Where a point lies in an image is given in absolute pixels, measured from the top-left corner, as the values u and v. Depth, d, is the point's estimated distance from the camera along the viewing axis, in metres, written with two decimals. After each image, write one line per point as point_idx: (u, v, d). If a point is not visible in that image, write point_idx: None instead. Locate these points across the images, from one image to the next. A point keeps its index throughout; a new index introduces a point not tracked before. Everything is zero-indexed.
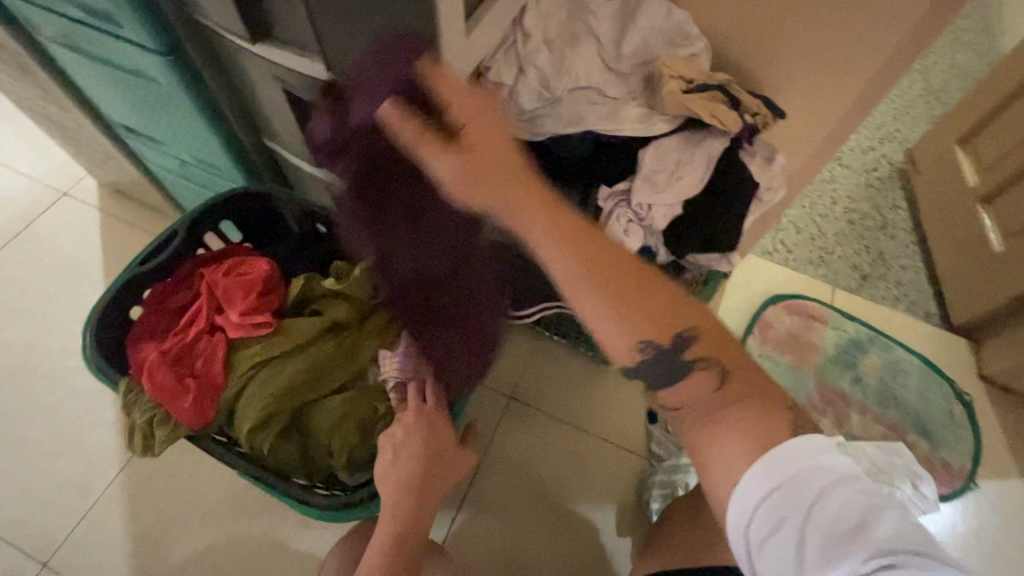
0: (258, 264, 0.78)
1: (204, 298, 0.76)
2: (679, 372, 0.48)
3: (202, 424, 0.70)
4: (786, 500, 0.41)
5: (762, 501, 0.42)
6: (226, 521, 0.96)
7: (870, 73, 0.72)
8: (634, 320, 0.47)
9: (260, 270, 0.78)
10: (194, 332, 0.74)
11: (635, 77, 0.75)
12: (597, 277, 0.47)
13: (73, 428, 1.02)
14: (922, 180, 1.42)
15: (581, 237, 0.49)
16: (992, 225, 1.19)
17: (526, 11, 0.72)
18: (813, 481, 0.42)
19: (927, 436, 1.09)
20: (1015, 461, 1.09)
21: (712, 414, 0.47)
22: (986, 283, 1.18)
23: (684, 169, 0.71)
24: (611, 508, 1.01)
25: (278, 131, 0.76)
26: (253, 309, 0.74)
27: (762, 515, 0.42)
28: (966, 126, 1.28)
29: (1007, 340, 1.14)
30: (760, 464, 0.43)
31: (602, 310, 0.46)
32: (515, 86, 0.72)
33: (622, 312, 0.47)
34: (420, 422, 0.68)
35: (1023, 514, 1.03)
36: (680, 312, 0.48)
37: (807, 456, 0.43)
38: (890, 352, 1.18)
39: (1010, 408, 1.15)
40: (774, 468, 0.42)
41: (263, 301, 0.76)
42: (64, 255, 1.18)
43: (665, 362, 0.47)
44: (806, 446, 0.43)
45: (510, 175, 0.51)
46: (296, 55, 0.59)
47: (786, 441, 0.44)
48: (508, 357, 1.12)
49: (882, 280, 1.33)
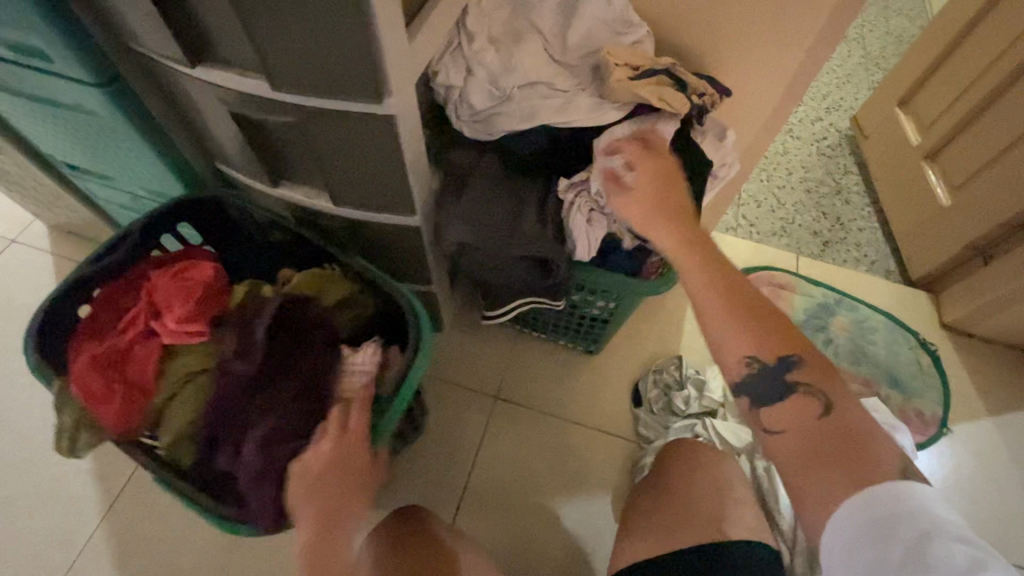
0: (205, 269, 0.73)
1: (146, 299, 0.71)
2: (783, 392, 0.55)
3: (127, 431, 0.66)
4: (876, 532, 0.45)
5: (849, 532, 0.46)
6: (218, 558, 0.94)
7: (806, 45, 0.75)
8: (761, 342, 0.57)
9: (205, 275, 0.73)
10: (132, 335, 0.69)
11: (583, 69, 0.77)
12: (743, 315, 0.58)
13: (46, 482, 0.98)
14: (869, 144, 1.48)
15: (726, 290, 0.60)
16: (938, 179, 1.25)
17: (468, 13, 0.72)
18: (908, 522, 0.44)
19: (899, 388, 1.13)
20: (983, 402, 1.14)
21: (809, 432, 0.52)
22: (938, 235, 1.23)
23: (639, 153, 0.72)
24: (606, 494, 1.02)
25: (228, 154, 0.75)
26: (195, 317, 0.71)
27: (853, 542, 0.45)
28: (905, 88, 1.34)
29: (963, 288, 1.20)
30: (854, 498, 0.46)
31: (739, 337, 0.57)
32: (466, 87, 0.72)
33: (756, 329, 0.58)
34: (333, 451, 0.64)
35: (994, 452, 1.08)
36: (786, 340, 0.57)
37: (905, 499, 0.45)
38: (857, 312, 1.22)
39: (973, 352, 1.21)
40: (867, 508, 0.46)
41: (207, 307, 0.72)
42: (18, 305, 1.13)
43: (774, 383, 0.56)
44: (904, 491, 0.46)
45: (678, 239, 0.65)
46: (238, 74, 0.58)
47: (885, 481, 0.47)
48: (490, 358, 1.13)
49: (842, 244, 1.37)
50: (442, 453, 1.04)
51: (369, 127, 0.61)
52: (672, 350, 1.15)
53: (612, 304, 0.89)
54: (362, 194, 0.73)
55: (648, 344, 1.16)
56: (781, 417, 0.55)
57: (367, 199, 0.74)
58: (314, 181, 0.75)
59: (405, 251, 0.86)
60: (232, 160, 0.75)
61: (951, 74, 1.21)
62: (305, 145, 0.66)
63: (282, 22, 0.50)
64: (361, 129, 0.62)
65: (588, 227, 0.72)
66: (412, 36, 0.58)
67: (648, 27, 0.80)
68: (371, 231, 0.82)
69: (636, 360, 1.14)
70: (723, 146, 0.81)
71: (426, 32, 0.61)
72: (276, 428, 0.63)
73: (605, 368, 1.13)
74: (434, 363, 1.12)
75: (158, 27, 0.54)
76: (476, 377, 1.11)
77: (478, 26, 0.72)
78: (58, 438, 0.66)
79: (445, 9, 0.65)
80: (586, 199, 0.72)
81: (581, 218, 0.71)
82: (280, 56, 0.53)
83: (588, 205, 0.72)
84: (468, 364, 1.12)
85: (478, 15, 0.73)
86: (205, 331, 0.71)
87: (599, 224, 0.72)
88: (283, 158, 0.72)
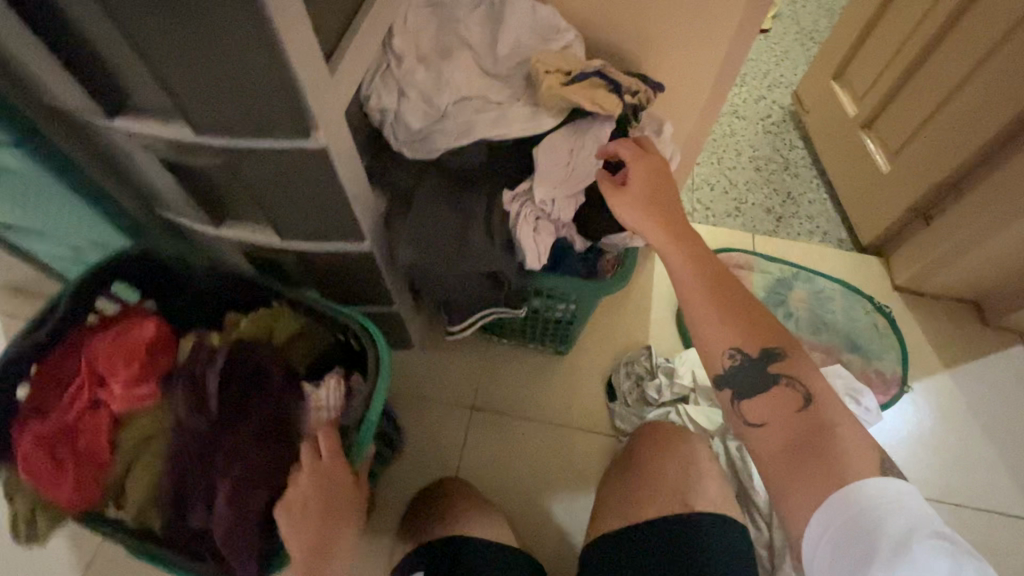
0: (143, 327, 0.70)
1: (84, 367, 0.68)
2: (767, 381, 0.62)
3: (84, 507, 0.64)
4: (854, 528, 0.52)
5: (829, 525, 0.53)
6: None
7: (729, 35, 0.77)
8: (737, 329, 0.64)
9: (144, 333, 0.70)
10: (75, 407, 0.67)
11: (515, 78, 0.77)
12: (726, 301, 0.65)
13: (14, 552, 0.95)
14: (810, 118, 1.52)
15: (712, 277, 0.66)
16: (876, 146, 1.30)
17: (394, 34, 0.72)
18: (885, 521, 0.51)
19: (860, 353, 1.18)
20: (938, 356, 1.19)
21: (786, 423, 0.60)
22: (882, 200, 1.28)
23: (579, 157, 0.73)
24: (590, 491, 1.03)
25: (164, 199, 0.73)
26: (138, 379, 0.68)
27: (832, 534, 0.53)
28: (837, 61, 1.38)
29: (910, 249, 1.25)
30: (838, 495, 0.54)
31: (722, 324, 0.64)
32: (399, 108, 0.72)
33: (731, 318, 0.64)
34: (315, 485, 0.63)
35: (952, 403, 1.13)
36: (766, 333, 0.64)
37: (883, 501, 0.52)
38: (813, 283, 1.26)
39: (925, 309, 1.26)
40: (847, 508, 0.53)
41: (150, 367, 0.69)
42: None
43: (757, 369, 0.63)
44: (886, 493, 0.53)
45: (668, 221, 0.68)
46: (158, 122, 0.57)
47: (868, 481, 0.54)
48: (462, 369, 1.12)
49: (795, 218, 1.41)
50: (423, 472, 1.03)
51: (302, 161, 0.61)
52: (641, 341, 1.17)
53: (573, 306, 0.90)
54: (307, 225, 0.72)
55: (617, 338, 1.17)
56: (764, 410, 0.62)
57: (314, 230, 0.73)
58: (257, 218, 0.74)
59: (360, 275, 0.85)
60: (169, 205, 0.74)
61: (878, 43, 1.25)
62: (241, 185, 0.66)
63: (195, 70, 0.50)
64: (295, 164, 0.61)
65: (537, 238, 0.72)
66: (334, 68, 0.58)
67: (576, 30, 0.81)
68: (325, 260, 0.81)
69: (607, 355, 1.16)
70: (661, 141, 0.83)
71: (349, 61, 0.61)
72: (243, 478, 0.62)
73: (577, 366, 1.14)
74: (407, 382, 1.11)
75: (68, 85, 0.53)
76: (451, 390, 1.10)
77: (406, 47, 0.73)
78: (16, 522, 0.65)
79: (368, 35, 0.65)
80: (532, 209, 0.72)
81: (528, 229, 0.71)
82: (199, 103, 0.53)
83: (534, 215, 0.72)
84: (441, 378, 1.11)
85: (404, 36, 0.73)
86: (152, 392, 0.68)
87: (547, 232, 0.73)
88: (223, 198, 0.71)
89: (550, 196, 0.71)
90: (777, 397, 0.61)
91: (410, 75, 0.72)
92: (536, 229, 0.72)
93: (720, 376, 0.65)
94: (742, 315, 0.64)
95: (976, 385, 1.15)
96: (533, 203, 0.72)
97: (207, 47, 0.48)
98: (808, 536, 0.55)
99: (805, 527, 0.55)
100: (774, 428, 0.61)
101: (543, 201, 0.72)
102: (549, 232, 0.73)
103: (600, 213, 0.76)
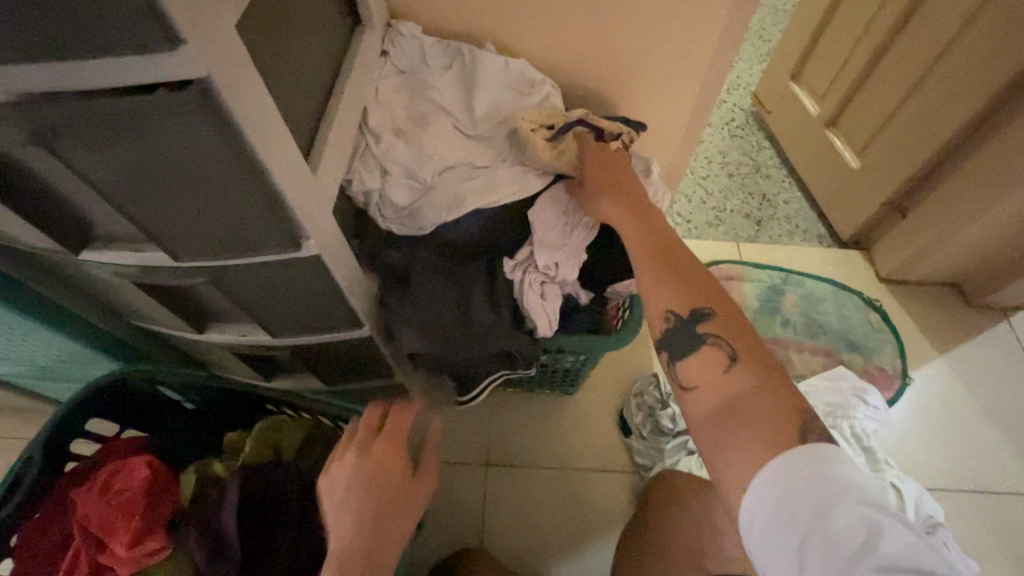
0: (137, 473, 0.64)
1: (77, 536, 0.62)
2: (698, 345, 0.53)
3: None
4: (797, 498, 0.42)
5: (770, 499, 0.43)
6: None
7: (705, 70, 0.77)
8: (680, 291, 0.56)
9: (140, 480, 0.64)
10: None
11: (497, 138, 0.75)
12: (664, 262, 0.58)
13: None
14: (774, 119, 1.54)
15: (655, 238, 0.61)
16: (843, 143, 1.32)
17: (368, 111, 0.69)
18: (829, 490, 0.42)
19: (857, 350, 1.19)
20: (930, 342, 1.21)
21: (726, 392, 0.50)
22: (855, 195, 1.30)
23: (575, 214, 0.71)
24: (620, 534, 1.01)
25: (140, 313, 0.68)
26: (145, 534, 0.62)
27: (773, 507, 0.43)
28: (793, 63, 1.41)
29: (890, 240, 1.27)
30: (779, 460, 0.44)
31: (659, 284, 0.57)
32: (384, 188, 0.68)
33: (672, 283, 0.57)
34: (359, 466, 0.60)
35: (951, 388, 1.15)
36: (704, 294, 0.55)
37: (829, 470, 0.43)
38: (803, 286, 1.27)
39: (911, 296, 1.28)
40: (788, 475, 0.43)
41: (153, 516, 0.63)
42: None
43: (690, 334, 0.54)
44: (828, 461, 0.43)
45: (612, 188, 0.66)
46: (131, 250, 0.53)
47: (810, 448, 0.44)
48: (470, 425, 1.09)
49: (774, 221, 1.43)
50: (444, 542, 0.99)
51: (292, 266, 0.57)
52: (645, 369, 1.16)
53: (581, 356, 0.87)
54: (301, 320, 0.68)
55: (621, 369, 1.15)
56: (695, 374, 0.53)
57: (310, 324, 0.69)
58: (246, 320, 0.69)
59: (360, 355, 0.81)
60: (148, 318, 0.69)
61: (833, 44, 1.28)
62: (227, 295, 0.62)
63: (170, 201, 0.46)
64: (285, 269, 0.58)
65: (544, 304, 0.70)
66: (315, 166, 0.55)
67: (551, 79, 0.79)
68: (321, 348, 0.77)
69: (613, 388, 1.14)
70: (650, 180, 0.81)
71: (329, 154, 0.58)
72: None
73: (585, 404, 1.12)
74: None
75: (28, 229, 0.49)
76: (462, 450, 1.06)
77: (380, 122, 0.69)
78: None
79: (343, 121, 0.61)
80: (535, 275, 0.70)
81: (534, 297, 0.69)
82: (178, 229, 0.50)
83: (538, 281, 0.70)
84: (450, 438, 1.07)
85: (377, 111, 0.69)
86: (162, 544, 0.63)
87: (553, 296, 0.70)
88: (208, 305, 0.67)
89: (552, 261, 0.69)
90: (713, 362, 0.52)
91: (389, 151, 0.68)
92: (543, 294, 0.70)
93: (659, 340, 0.56)
94: (681, 281, 0.56)
95: (970, 367, 1.18)
96: (536, 268, 0.70)
97: (181, 179, 0.44)
98: (746, 505, 0.45)
99: (743, 494, 0.45)
100: (705, 393, 0.51)
101: (546, 266, 0.69)
102: (555, 296, 0.71)
103: (604, 266, 0.75)
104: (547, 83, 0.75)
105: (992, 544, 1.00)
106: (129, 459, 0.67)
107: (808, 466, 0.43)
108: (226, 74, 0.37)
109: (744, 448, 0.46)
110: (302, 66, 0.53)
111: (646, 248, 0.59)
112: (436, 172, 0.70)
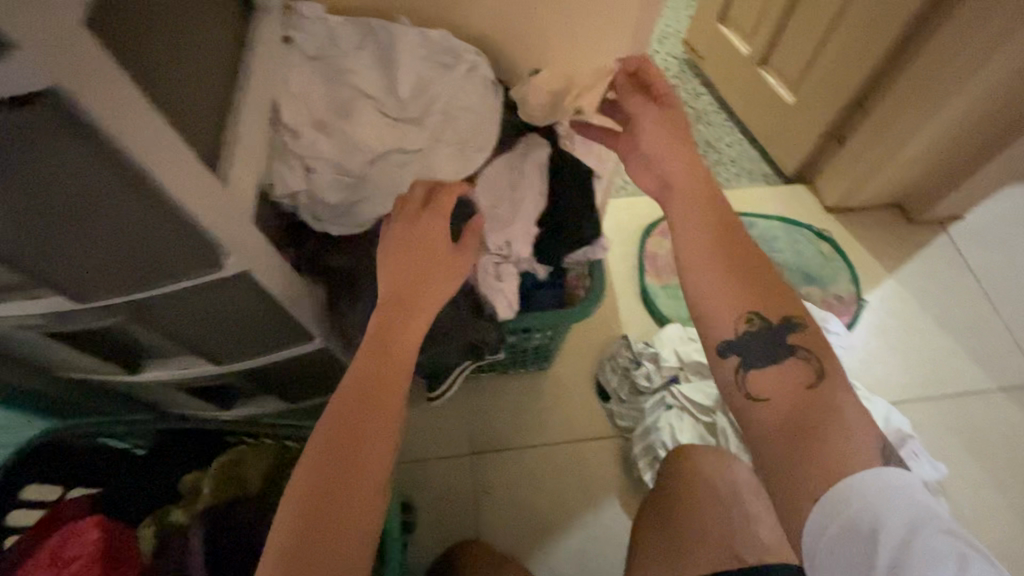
0: (86, 538, 0.58)
1: None
2: (781, 351, 0.55)
3: None
4: (865, 523, 0.45)
5: (834, 525, 0.46)
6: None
7: None
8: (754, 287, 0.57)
9: (92, 544, 0.59)
10: None
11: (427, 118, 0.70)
12: (734, 252, 0.59)
13: None
14: (707, 64, 1.52)
15: (726, 233, 0.60)
16: (777, 80, 1.32)
17: (279, 105, 0.62)
18: (895, 513, 0.45)
19: (815, 282, 1.22)
20: (880, 263, 1.25)
21: (798, 410, 0.52)
22: (795, 130, 1.32)
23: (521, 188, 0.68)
24: (615, 499, 1.00)
25: (58, 363, 0.61)
26: None
27: (840, 533, 0.46)
28: (719, 4, 1.39)
29: (832, 170, 1.29)
30: (841, 486, 0.47)
31: (733, 271, 0.58)
32: (311, 188, 0.63)
33: (741, 282, 0.58)
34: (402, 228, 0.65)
35: (904, 306, 1.20)
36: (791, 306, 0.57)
37: (890, 492, 0.46)
38: (756, 227, 1.29)
39: (857, 223, 1.32)
40: (856, 502, 0.46)
41: None
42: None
43: (772, 341, 0.55)
44: (892, 482, 0.46)
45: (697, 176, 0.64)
46: (25, 298, 0.46)
47: (873, 472, 0.47)
48: (449, 418, 1.06)
49: (721, 166, 1.43)
50: (440, 540, 0.97)
51: (218, 287, 0.53)
52: (615, 333, 1.15)
53: (549, 332, 0.85)
54: (247, 342, 0.64)
55: (592, 337, 1.14)
56: (767, 385, 0.54)
57: (254, 345, 0.65)
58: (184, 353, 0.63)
59: (319, 368, 0.77)
60: (70, 368, 0.62)
61: None
62: (155, 330, 0.56)
63: (59, 240, 0.41)
64: (211, 292, 0.53)
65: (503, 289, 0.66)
66: (225, 177, 0.49)
67: (477, 49, 0.73)
68: (275, 367, 0.72)
69: (587, 357, 1.13)
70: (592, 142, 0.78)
71: (240, 161, 0.52)
72: None
73: (562, 377, 1.10)
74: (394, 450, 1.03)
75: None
76: (444, 444, 1.04)
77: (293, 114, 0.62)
78: None
79: (251, 123, 0.55)
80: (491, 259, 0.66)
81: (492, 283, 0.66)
82: (74, 265, 0.44)
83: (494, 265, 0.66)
84: (431, 434, 1.04)
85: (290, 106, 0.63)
86: None
87: (510, 278, 0.68)
88: (137, 345, 0.61)
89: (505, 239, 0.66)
90: (795, 372, 0.54)
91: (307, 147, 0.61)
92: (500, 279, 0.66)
93: (729, 342, 0.57)
94: (748, 279, 0.58)
95: (918, 282, 1.23)
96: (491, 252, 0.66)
97: (64, 214, 0.39)
98: (810, 527, 0.47)
99: (804, 518, 0.48)
100: (779, 402, 0.53)
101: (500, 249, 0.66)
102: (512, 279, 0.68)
103: (557, 237, 0.71)
104: (471, 52, 0.69)
105: (956, 444, 1.06)
106: (74, 524, 0.60)
107: (877, 490, 0.46)
108: (88, 86, 0.32)
109: (812, 461, 0.48)
110: (190, 66, 0.47)
111: (723, 239, 0.59)
112: (367, 163, 0.65)
